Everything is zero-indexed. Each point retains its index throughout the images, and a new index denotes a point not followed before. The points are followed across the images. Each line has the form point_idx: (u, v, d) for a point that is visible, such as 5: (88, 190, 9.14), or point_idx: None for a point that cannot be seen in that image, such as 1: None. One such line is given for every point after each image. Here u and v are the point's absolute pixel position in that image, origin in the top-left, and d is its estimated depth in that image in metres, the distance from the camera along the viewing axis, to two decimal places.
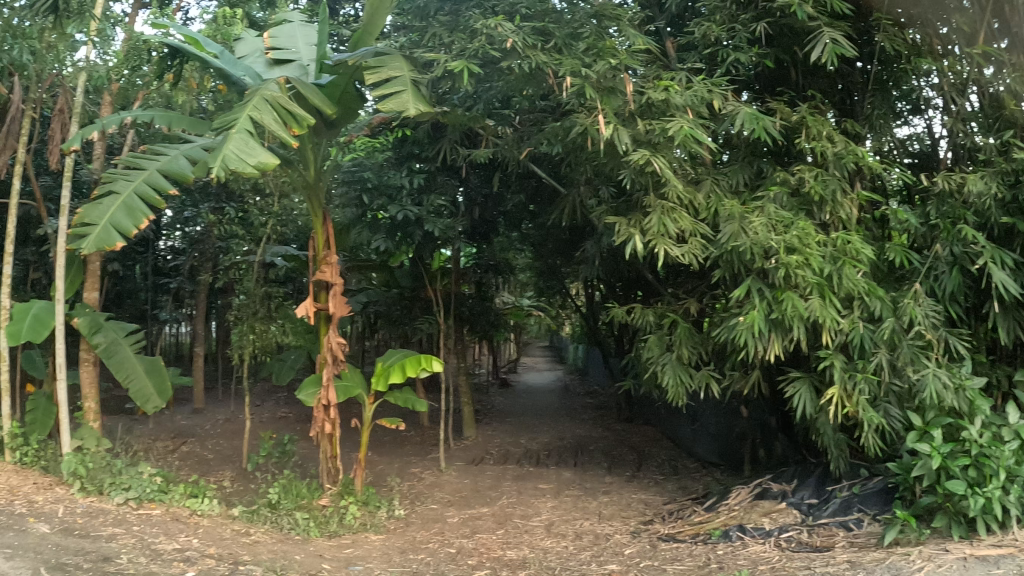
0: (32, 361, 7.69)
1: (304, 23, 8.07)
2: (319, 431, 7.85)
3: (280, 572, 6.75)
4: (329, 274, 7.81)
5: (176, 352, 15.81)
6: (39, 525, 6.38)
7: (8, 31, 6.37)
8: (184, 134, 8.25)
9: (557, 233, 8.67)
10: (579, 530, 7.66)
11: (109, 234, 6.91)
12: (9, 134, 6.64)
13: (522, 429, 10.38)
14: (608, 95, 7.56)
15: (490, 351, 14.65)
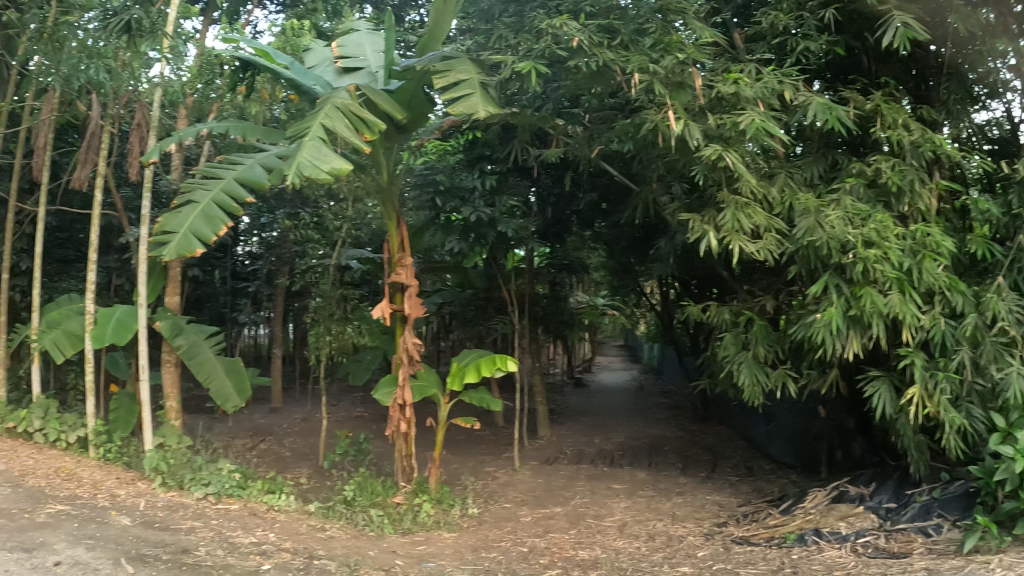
0: (116, 362, 8.13)
1: (371, 31, 8.26)
2: (395, 430, 8.01)
3: (354, 567, 6.91)
4: (403, 276, 7.94)
5: (255, 353, 16.22)
6: (121, 518, 6.67)
7: (83, 53, 6.63)
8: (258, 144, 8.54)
9: (630, 231, 8.59)
10: (652, 531, 7.56)
11: (189, 240, 7.19)
12: (90, 149, 7.01)
13: (597, 429, 10.29)
14: (677, 90, 7.46)
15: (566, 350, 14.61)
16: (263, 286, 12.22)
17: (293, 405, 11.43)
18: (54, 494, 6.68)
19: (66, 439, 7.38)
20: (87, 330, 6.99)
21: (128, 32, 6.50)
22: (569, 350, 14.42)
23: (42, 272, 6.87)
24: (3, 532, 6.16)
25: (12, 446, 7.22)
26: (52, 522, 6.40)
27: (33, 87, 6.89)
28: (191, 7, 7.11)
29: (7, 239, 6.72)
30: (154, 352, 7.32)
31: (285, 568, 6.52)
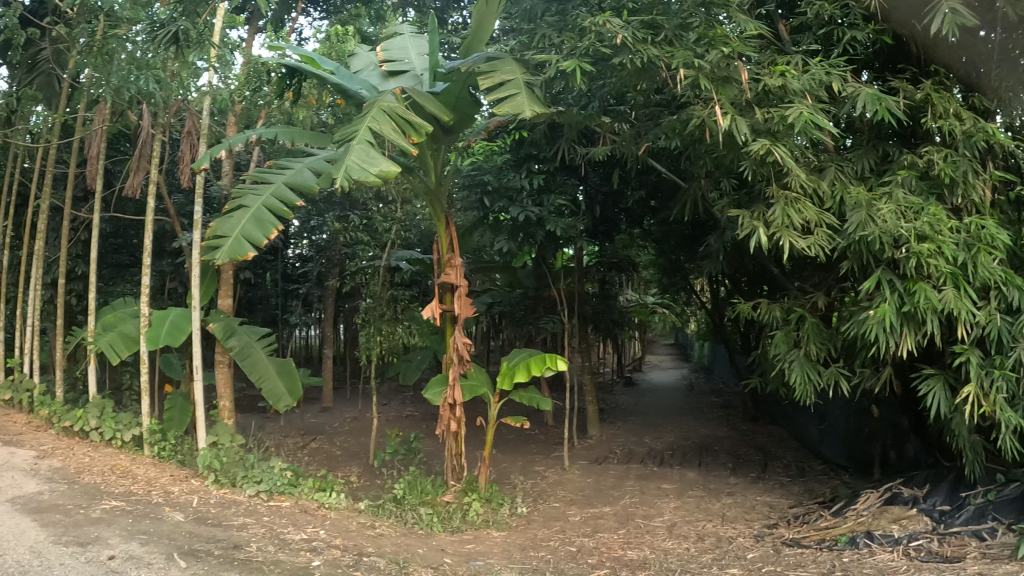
0: (170, 363, 8.38)
1: (415, 34, 8.34)
2: (445, 429, 8.08)
3: (403, 564, 6.96)
4: (453, 276, 7.99)
5: (306, 354, 16.45)
6: (175, 514, 6.84)
7: (133, 64, 6.81)
8: (306, 148, 8.69)
9: (679, 228, 8.49)
10: (701, 532, 7.45)
11: (241, 244, 7.35)
12: (142, 157, 7.24)
13: (647, 428, 10.18)
14: (723, 85, 7.34)
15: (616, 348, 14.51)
16: (313, 288, 12.43)
17: (342, 405, 11.55)
18: (110, 491, 6.92)
19: (121, 437, 7.62)
20: (141, 333, 7.22)
21: (176, 42, 6.57)
22: (619, 350, 14.33)
23: (97, 276, 7.12)
24: (60, 527, 6.27)
25: (70, 445, 7.50)
26: (107, 518, 6.52)
27: (85, 99, 7.15)
28: (236, 17, 7.29)
29: (63, 246, 6.97)
30: (207, 353, 7.53)
31: (336, 564, 6.58)
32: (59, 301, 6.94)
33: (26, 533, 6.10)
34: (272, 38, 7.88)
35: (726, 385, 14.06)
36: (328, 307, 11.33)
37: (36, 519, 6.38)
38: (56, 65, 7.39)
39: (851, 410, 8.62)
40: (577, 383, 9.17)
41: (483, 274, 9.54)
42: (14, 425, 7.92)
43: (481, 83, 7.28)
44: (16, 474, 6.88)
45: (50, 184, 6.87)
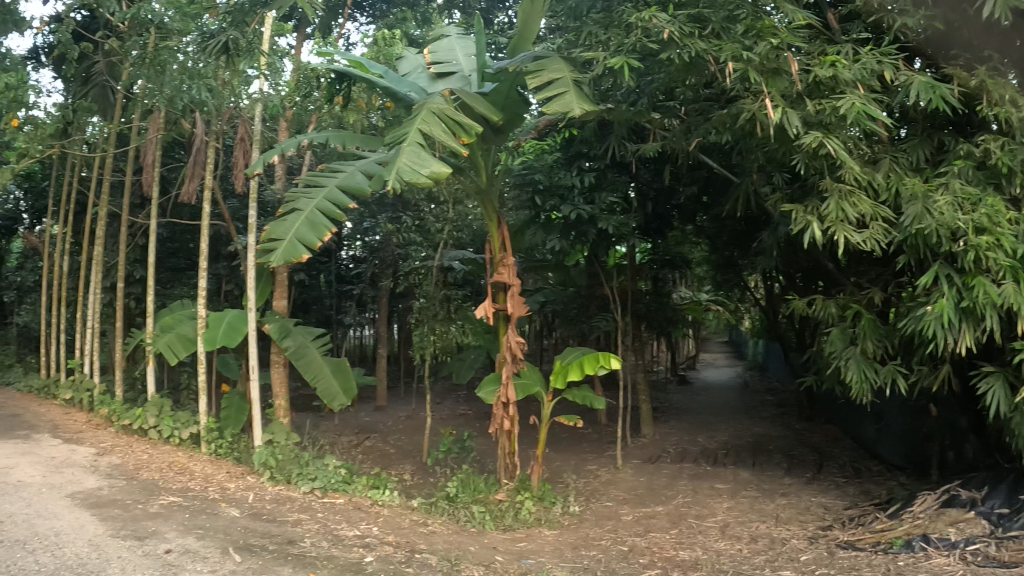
0: (227, 363, 8.63)
1: (461, 35, 8.39)
2: (499, 427, 8.11)
3: (454, 561, 6.99)
4: (506, 274, 8.02)
5: (361, 353, 16.68)
6: (231, 509, 7.02)
7: (185, 74, 7.03)
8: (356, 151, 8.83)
9: (733, 223, 8.36)
10: (754, 533, 7.31)
11: (296, 246, 7.52)
12: (197, 164, 7.46)
13: (702, 427, 10.05)
14: (773, 77, 7.19)
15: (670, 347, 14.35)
16: (367, 289, 12.63)
17: (396, 406, 11.66)
18: (167, 487, 7.17)
19: (180, 435, 7.86)
20: (199, 333, 7.43)
21: (226, 52, 6.79)
22: (672, 350, 14.22)
23: (154, 279, 7.38)
24: (119, 521, 6.51)
25: (130, 443, 7.80)
26: (164, 512, 6.76)
27: (139, 110, 7.42)
28: (284, 24, 7.45)
29: (122, 251, 7.24)
30: (262, 353, 7.73)
31: (388, 560, 6.66)
32: (118, 304, 7.21)
33: (85, 527, 6.34)
34: (320, 44, 8.04)
35: (779, 383, 13.84)
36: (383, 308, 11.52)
37: (97, 513, 6.63)
38: (110, 77, 7.66)
39: (908, 409, 8.34)
40: (630, 381, 9.11)
41: (535, 273, 9.56)
42: (76, 424, 8.24)
43: (529, 83, 7.29)
44: (77, 470, 7.17)
45: (107, 191, 7.15)
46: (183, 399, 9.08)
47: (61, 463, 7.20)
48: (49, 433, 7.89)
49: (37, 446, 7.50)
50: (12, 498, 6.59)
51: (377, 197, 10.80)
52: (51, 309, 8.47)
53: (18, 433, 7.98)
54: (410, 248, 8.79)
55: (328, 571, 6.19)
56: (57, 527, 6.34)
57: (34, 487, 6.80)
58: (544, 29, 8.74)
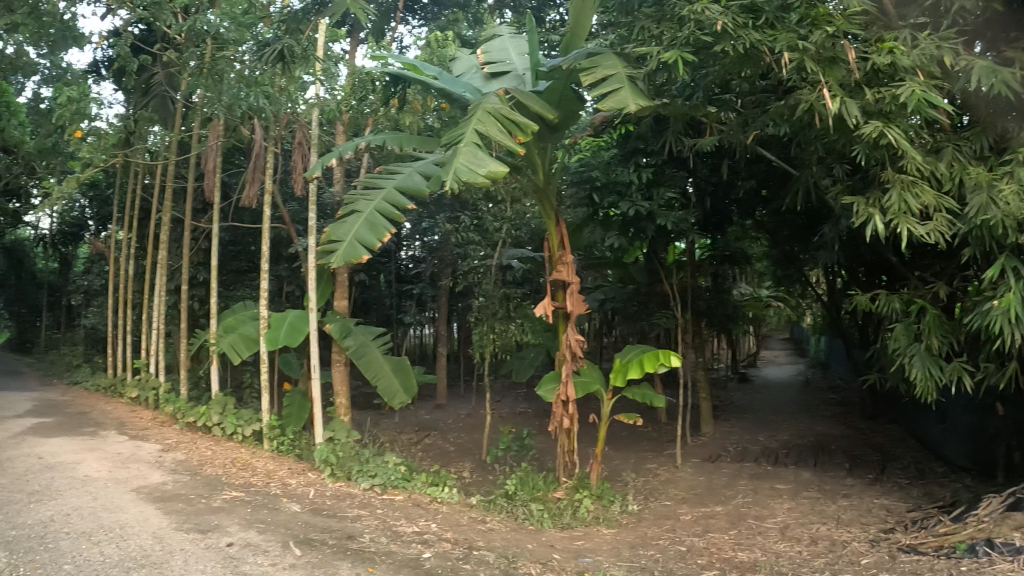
0: (289, 362, 8.86)
1: (514, 34, 8.40)
2: (558, 425, 8.10)
3: (512, 559, 6.97)
4: (565, 273, 7.98)
5: (420, 351, 16.88)
6: (292, 504, 7.20)
7: (243, 82, 7.26)
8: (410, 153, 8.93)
9: (794, 217, 8.15)
10: (814, 535, 7.09)
11: (356, 247, 7.65)
12: (257, 169, 7.67)
13: (765, 426, 9.85)
14: (830, 66, 6.96)
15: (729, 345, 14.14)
16: (426, 288, 12.80)
17: (456, 404, 11.79)
18: (230, 482, 7.42)
19: (243, 432, 8.12)
20: (262, 334, 7.65)
21: (282, 60, 6.99)
22: (732, 347, 14.02)
23: (217, 282, 7.63)
24: (182, 515, 6.75)
25: (194, 440, 8.10)
26: (227, 507, 7.00)
27: (199, 118, 7.65)
28: (338, 30, 7.62)
29: (186, 254, 7.51)
30: (324, 352, 7.93)
31: (445, 556, 6.68)
32: (183, 306, 7.48)
33: (150, 520, 6.59)
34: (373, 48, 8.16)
35: (842, 379, 13.54)
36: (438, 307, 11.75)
37: (162, 507, 6.89)
38: (169, 88, 8.00)
39: (973, 408, 8.00)
40: (690, 379, 8.98)
41: (594, 270, 9.52)
42: (142, 422, 8.60)
43: (583, 80, 7.24)
44: (143, 466, 7.47)
45: (170, 198, 7.42)
46: (248, 397, 9.35)
47: (128, 459, 7.51)
48: (116, 430, 8.26)
49: (105, 443, 7.84)
50: (81, 491, 6.89)
51: (437, 197, 10.94)
52: (120, 312, 8.82)
53: (87, 430, 8.35)
54: (467, 248, 8.85)
55: (386, 566, 6.27)
56: (123, 520, 6.60)
57: (101, 482, 7.10)
58: (597, 25, 8.67)
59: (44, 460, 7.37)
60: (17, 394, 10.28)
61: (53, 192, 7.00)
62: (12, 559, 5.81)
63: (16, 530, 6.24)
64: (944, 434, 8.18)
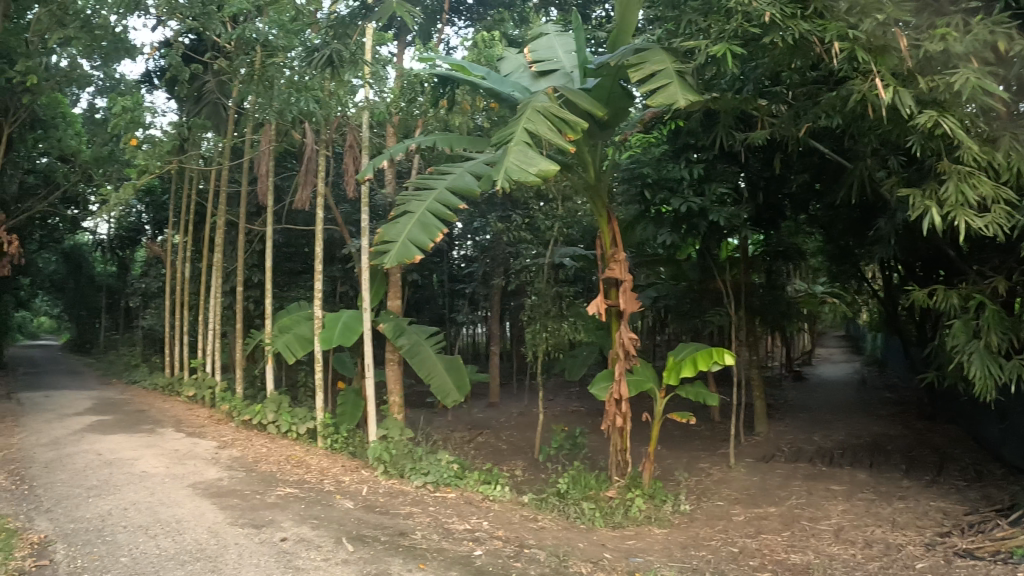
0: (342, 361, 9.04)
1: (560, 32, 8.37)
2: (611, 424, 8.02)
3: (562, 557, 6.79)
4: (618, 270, 7.87)
5: (472, 351, 17.19)
6: (344, 501, 7.32)
7: (293, 88, 7.42)
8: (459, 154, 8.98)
9: (849, 211, 7.91)
10: (869, 538, 6.83)
11: (408, 247, 7.70)
12: (309, 172, 7.84)
13: (820, 425, 9.60)
14: (882, 54, 6.72)
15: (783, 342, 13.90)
16: (479, 287, 12.94)
17: (509, 402, 11.87)
18: (285, 479, 7.60)
19: (298, 430, 8.34)
20: (316, 334, 7.79)
21: (330, 64, 7.12)
22: (789, 345, 13.77)
23: (271, 283, 7.83)
24: (237, 510, 6.94)
25: (249, 437, 8.32)
26: (282, 503, 7.16)
27: (251, 124, 7.93)
28: (384, 34, 7.72)
29: (240, 257, 7.72)
30: (377, 352, 8.05)
31: (497, 554, 6.64)
32: (238, 307, 7.70)
33: (206, 515, 6.78)
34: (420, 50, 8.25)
35: (901, 378, 13.20)
36: (493, 306, 11.88)
37: (217, 502, 7.09)
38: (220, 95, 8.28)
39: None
40: (744, 377, 8.82)
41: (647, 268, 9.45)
42: (199, 420, 8.91)
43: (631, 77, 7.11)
44: (200, 462, 7.72)
45: (225, 201, 7.64)
46: (303, 396, 9.57)
47: (185, 456, 7.77)
48: (173, 427, 8.55)
49: (163, 441, 8.14)
50: (138, 486, 7.15)
51: (489, 197, 11.06)
52: (180, 313, 9.11)
53: (146, 427, 8.66)
54: (518, 247, 8.87)
55: (437, 563, 6.25)
56: (179, 515, 6.82)
57: (158, 477, 7.35)
58: (645, 20, 8.58)
59: (104, 457, 7.66)
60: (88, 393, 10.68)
61: (112, 200, 7.27)
62: (71, 551, 6.05)
63: (76, 523, 6.49)
64: (1003, 435, 7.86)
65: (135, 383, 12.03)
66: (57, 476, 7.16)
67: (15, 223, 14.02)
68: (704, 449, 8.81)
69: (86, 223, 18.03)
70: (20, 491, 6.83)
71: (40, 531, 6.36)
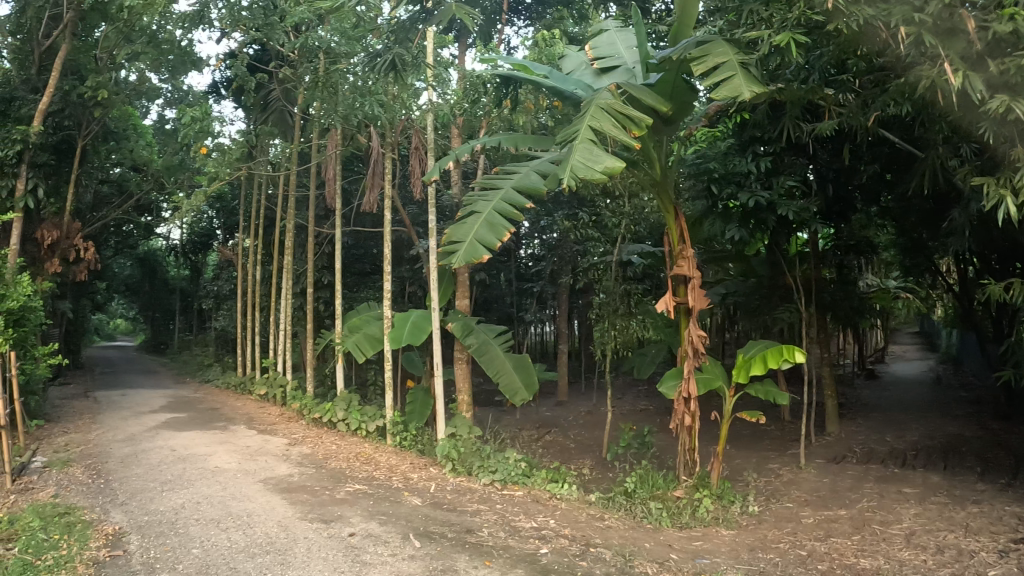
0: (413, 360, 9.29)
1: (621, 28, 8.28)
2: (680, 423, 7.87)
3: (629, 557, 6.43)
4: (687, 267, 7.65)
5: (542, 351, 17.48)
6: (413, 498, 7.37)
7: (358, 92, 7.58)
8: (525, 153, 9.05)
9: (921, 203, 7.62)
10: (941, 543, 6.45)
11: (475, 248, 7.51)
12: (376, 175, 8.01)
13: (895, 424, 9.31)
14: (948, 39, 6.19)
15: (858, 337, 13.61)
16: (553, 287, 13.09)
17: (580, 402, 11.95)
18: (355, 475, 7.78)
19: (367, 427, 8.64)
20: (386, 333, 7.95)
21: (394, 69, 7.25)
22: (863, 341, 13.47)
23: (341, 284, 8.03)
24: (307, 506, 7.08)
25: (321, 435, 8.62)
26: (350, 499, 7.28)
27: (317, 128, 8.46)
28: (445, 36, 7.80)
29: (309, 260, 8.00)
30: (446, 351, 8.13)
31: (563, 552, 6.33)
32: (309, 308, 7.94)
33: (276, 510, 6.95)
34: (483, 51, 8.35)
35: (974, 375, 12.81)
36: (559, 305, 12.11)
37: (287, 497, 7.28)
38: (285, 101, 9.14)
39: None
40: (816, 376, 8.61)
41: (717, 265, 9.33)
42: (270, 419, 9.28)
43: (695, 70, 6.75)
44: (271, 459, 8.02)
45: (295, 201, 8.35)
46: (373, 396, 9.87)
47: (256, 452, 8.10)
48: (245, 426, 8.90)
49: (236, 438, 8.56)
50: (210, 482, 7.43)
51: (558, 196, 11.18)
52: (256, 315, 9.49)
53: (218, 426, 9.04)
54: (587, 245, 8.87)
55: (503, 560, 6.13)
56: (250, 509, 7.02)
57: (231, 473, 7.63)
58: (707, 13, 8.44)
59: (178, 453, 8.01)
60: (167, 395, 11.10)
61: (184, 206, 7.60)
62: (144, 542, 6.27)
63: (149, 515, 6.76)
64: None
65: (222, 384, 12.52)
66: (133, 471, 7.53)
67: (95, 231, 14.80)
68: (773, 450, 8.66)
69: (159, 230, 18.92)
70: (98, 485, 7.16)
71: (115, 522, 6.62)
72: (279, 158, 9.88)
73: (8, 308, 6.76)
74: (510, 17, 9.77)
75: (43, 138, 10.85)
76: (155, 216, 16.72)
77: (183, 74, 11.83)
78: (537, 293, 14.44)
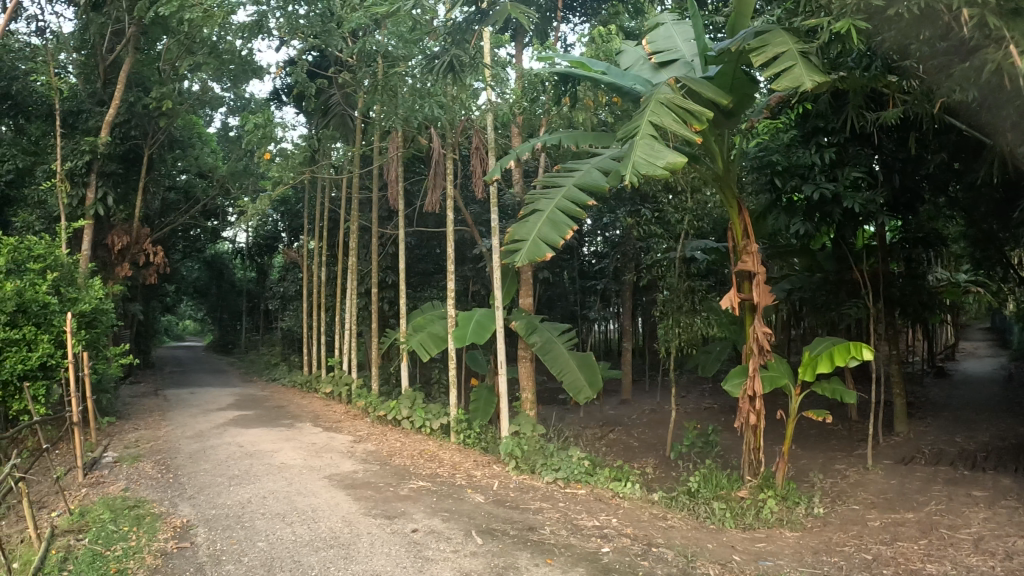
0: (476, 360, 9.45)
1: (679, 21, 8.19)
2: (745, 423, 7.63)
3: (690, 558, 6.17)
4: (752, 263, 7.37)
5: (604, 350, 17.63)
6: (477, 495, 7.38)
7: (419, 94, 7.74)
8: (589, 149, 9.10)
9: (990, 193, 7.34)
10: (1012, 549, 6.08)
11: (539, 247, 7.10)
12: (438, 175, 8.08)
13: (962, 423, 9.04)
14: (1014, 19, 5.41)
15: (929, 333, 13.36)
16: (617, 284, 13.22)
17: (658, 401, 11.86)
18: (417, 472, 7.88)
19: (430, 425, 8.79)
20: (450, 332, 8.04)
21: (452, 71, 7.30)
22: (933, 337, 13.24)
23: (405, 284, 8.17)
24: (372, 501, 7.21)
25: (385, 433, 8.80)
26: (414, 496, 7.35)
27: (378, 131, 8.76)
28: (502, 35, 7.84)
29: (374, 260, 8.23)
30: (511, 349, 8.05)
31: (623, 551, 6.12)
32: (373, 306, 8.14)
33: (342, 506, 7.09)
34: (539, 49, 8.47)
35: None
36: (628, 298, 12.33)
37: (352, 493, 7.42)
38: (348, 105, 9.74)
39: None
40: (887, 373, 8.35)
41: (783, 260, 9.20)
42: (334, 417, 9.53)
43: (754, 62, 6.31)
44: (335, 456, 8.22)
45: (362, 210, 8.84)
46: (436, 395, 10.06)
47: (321, 450, 8.29)
48: (311, 423, 9.21)
49: (301, 435, 8.80)
50: (276, 477, 7.65)
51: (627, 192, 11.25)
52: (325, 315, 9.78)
53: (283, 425, 9.29)
54: (652, 241, 8.83)
55: (564, 558, 6.04)
56: (315, 505, 7.19)
57: (296, 469, 7.84)
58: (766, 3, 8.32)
59: (245, 449, 8.27)
60: (227, 394, 11.28)
61: (249, 211, 7.89)
62: (212, 535, 6.45)
63: (217, 509, 7.02)
64: None
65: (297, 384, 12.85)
66: (200, 466, 7.82)
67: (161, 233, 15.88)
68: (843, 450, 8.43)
69: (231, 234, 19.59)
70: (168, 480, 7.44)
71: (183, 515, 6.87)
72: (340, 160, 10.20)
73: (80, 309, 7.82)
74: (564, 15, 9.83)
75: (112, 148, 11.31)
76: (222, 220, 17.42)
77: (248, 82, 12.30)
78: (605, 290, 14.47)
